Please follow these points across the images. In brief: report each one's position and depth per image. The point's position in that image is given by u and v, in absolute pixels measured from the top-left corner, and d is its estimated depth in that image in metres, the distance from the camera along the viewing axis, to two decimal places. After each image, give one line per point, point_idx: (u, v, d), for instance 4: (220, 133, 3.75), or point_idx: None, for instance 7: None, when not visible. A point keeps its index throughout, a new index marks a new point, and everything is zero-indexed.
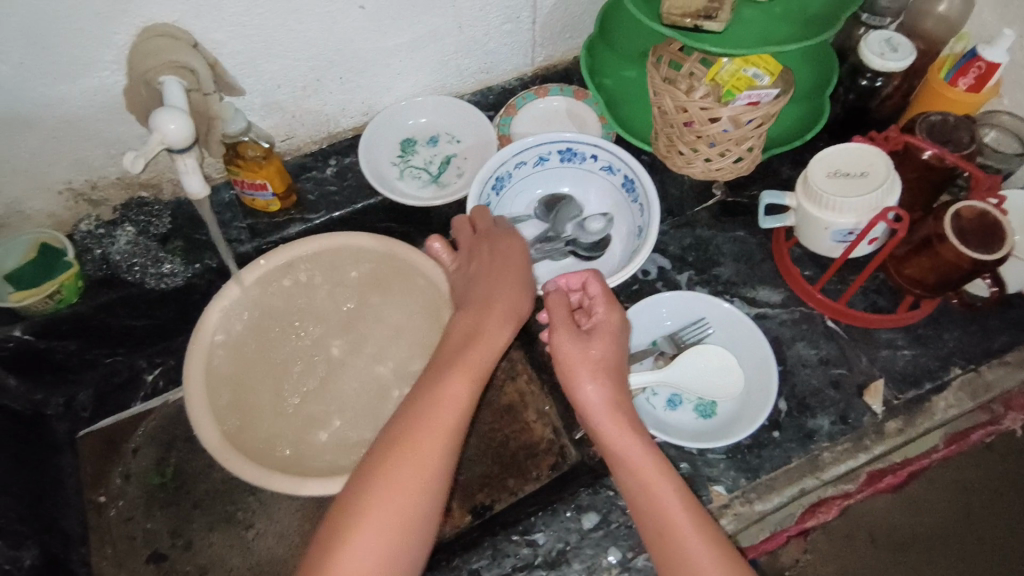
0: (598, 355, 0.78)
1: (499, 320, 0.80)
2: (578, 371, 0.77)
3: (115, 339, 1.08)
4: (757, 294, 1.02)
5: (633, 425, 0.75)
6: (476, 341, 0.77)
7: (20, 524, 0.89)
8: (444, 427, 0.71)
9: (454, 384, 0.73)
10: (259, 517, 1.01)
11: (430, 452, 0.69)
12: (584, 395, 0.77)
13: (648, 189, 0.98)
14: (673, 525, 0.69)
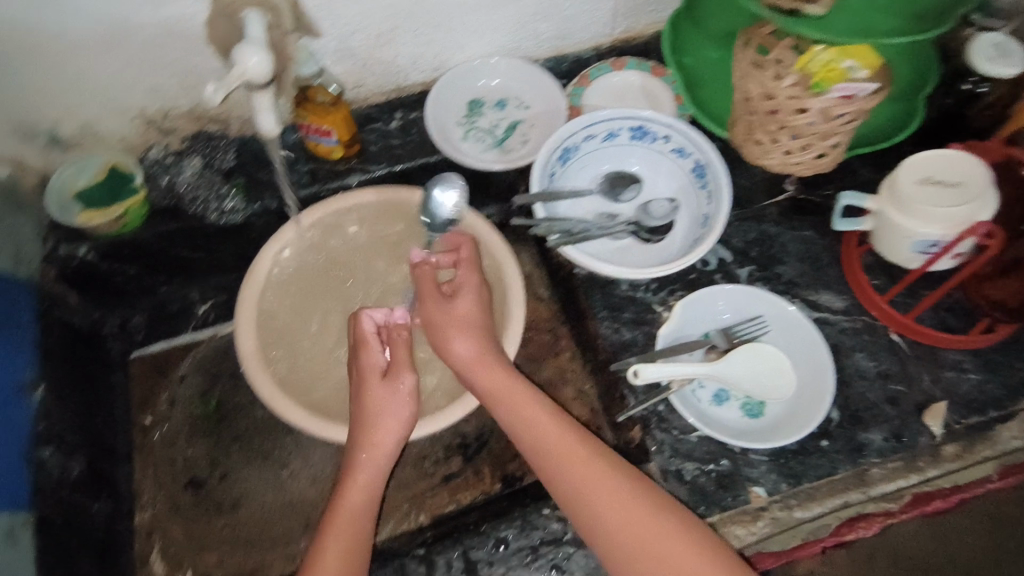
0: (470, 333, 0.86)
1: (400, 399, 0.83)
2: (444, 340, 0.87)
3: (175, 267, 1.10)
4: (819, 298, 0.98)
5: (544, 433, 0.80)
6: (384, 422, 0.82)
7: (72, 435, 0.93)
8: (363, 494, 0.81)
9: (366, 462, 0.82)
10: (295, 458, 1.03)
11: (362, 518, 0.79)
12: (457, 359, 0.86)
13: (720, 176, 0.95)
14: (611, 514, 0.75)
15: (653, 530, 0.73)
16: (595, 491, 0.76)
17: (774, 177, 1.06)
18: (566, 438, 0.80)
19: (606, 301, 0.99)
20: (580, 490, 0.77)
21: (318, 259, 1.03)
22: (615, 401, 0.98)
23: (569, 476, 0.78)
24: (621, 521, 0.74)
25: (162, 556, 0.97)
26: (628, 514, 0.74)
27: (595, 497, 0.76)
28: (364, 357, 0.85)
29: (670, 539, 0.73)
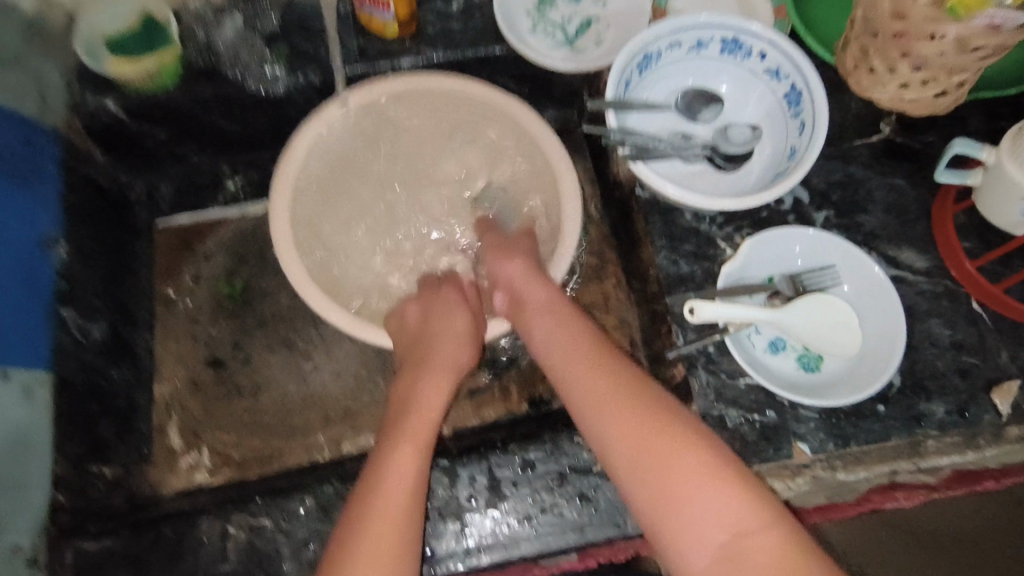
0: (521, 256, 0.86)
1: (467, 332, 0.85)
2: (501, 262, 0.87)
3: (207, 138, 1.01)
4: (900, 255, 0.89)
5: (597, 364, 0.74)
6: (456, 348, 0.83)
7: (97, 299, 0.91)
8: (432, 414, 0.76)
9: (431, 377, 0.79)
10: (319, 351, 0.99)
11: (427, 433, 0.74)
12: (505, 278, 0.85)
13: (819, 104, 0.81)
14: (643, 443, 0.66)
15: (689, 470, 0.63)
16: (631, 416, 0.68)
17: (871, 114, 0.94)
18: (609, 360, 0.74)
19: (665, 230, 0.90)
20: (609, 414, 0.69)
21: (359, 146, 0.94)
22: (660, 336, 0.92)
23: (602, 402, 0.70)
24: (657, 453, 0.65)
25: (179, 431, 0.96)
26: (662, 446, 0.65)
27: (625, 425, 0.67)
28: (443, 289, 0.89)
29: (715, 483, 0.62)
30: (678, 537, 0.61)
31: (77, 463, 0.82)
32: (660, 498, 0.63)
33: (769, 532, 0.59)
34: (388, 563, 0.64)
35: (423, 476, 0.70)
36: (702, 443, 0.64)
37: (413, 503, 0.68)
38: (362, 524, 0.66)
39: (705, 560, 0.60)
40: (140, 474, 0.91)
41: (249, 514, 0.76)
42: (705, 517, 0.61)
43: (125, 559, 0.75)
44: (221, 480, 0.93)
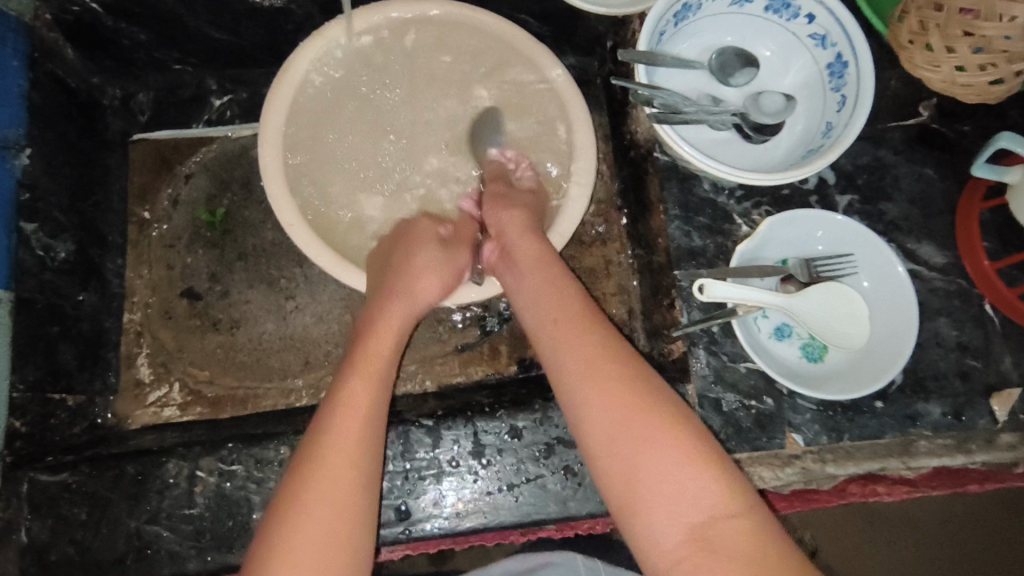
0: (516, 203, 0.79)
1: (440, 264, 0.77)
2: (496, 204, 0.80)
3: (193, 46, 0.91)
4: (918, 248, 0.85)
5: (581, 331, 0.67)
6: (420, 277, 0.75)
7: (62, 214, 0.83)
8: (386, 349, 0.70)
9: (393, 305, 0.73)
10: (302, 291, 0.94)
11: (380, 366, 0.68)
12: (497, 223, 0.78)
13: (864, 79, 0.76)
14: (623, 416, 0.60)
15: (666, 447, 0.58)
16: (612, 387, 0.62)
17: (911, 95, 0.89)
18: (593, 322, 0.68)
19: (681, 198, 0.85)
20: (589, 382, 0.63)
21: (360, 73, 0.86)
22: (661, 309, 0.88)
23: (586, 376, 0.63)
24: (633, 427, 0.59)
25: (149, 362, 0.91)
26: (641, 421, 0.60)
27: (604, 395, 0.62)
28: (418, 225, 0.81)
29: (690, 463, 0.57)
30: (646, 514, 0.56)
31: (38, 389, 0.77)
32: (632, 474, 0.58)
33: (740, 518, 0.55)
34: (336, 514, 0.59)
35: (381, 424, 0.65)
36: (682, 423, 0.60)
37: (364, 448, 0.62)
38: (313, 471, 0.60)
39: (671, 541, 0.55)
40: (104, 404, 0.87)
41: (219, 459, 0.73)
42: (676, 499, 0.56)
43: (84, 496, 0.71)
44: (191, 418, 0.89)
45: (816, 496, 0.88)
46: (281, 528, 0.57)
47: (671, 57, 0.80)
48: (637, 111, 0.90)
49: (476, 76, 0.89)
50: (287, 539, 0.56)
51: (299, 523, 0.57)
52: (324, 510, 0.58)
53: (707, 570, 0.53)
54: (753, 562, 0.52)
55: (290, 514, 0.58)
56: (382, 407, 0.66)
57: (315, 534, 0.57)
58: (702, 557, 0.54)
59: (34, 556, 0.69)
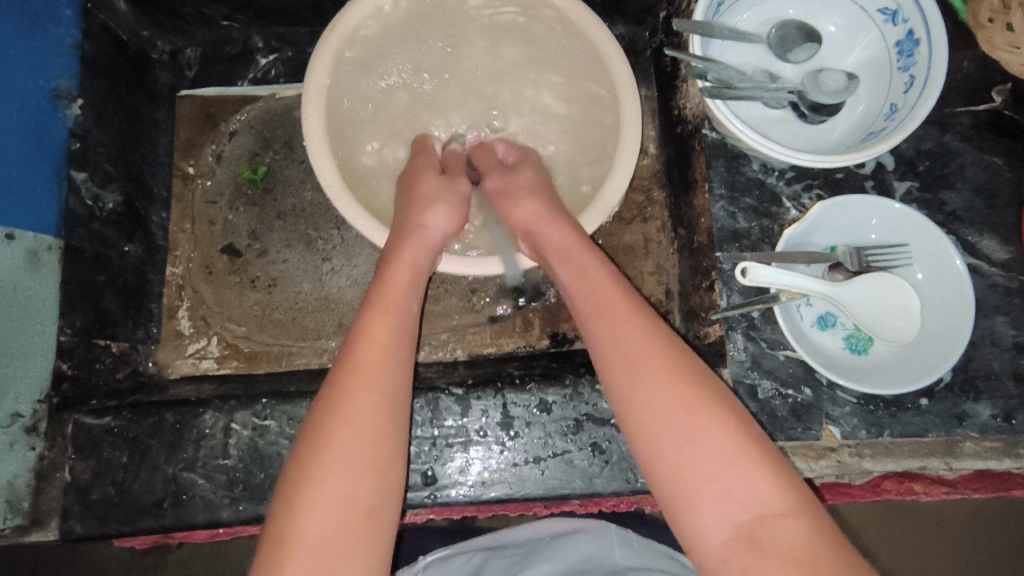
0: (535, 194, 0.76)
1: (449, 194, 0.77)
2: (508, 203, 0.77)
3: (241, 2, 0.91)
4: (979, 242, 0.81)
5: (625, 320, 0.65)
6: (428, 208, 0.75)
7: (110, 164, 0.84)
8: (404, 288, 0.68)
9: (405, 245, 0.71)
10: (338, 254, 0.95)
11: (397, 302, 0.67)
12: (522, 222, 0.75)
13: (936, 58, 0.71)
14: (672, 413, 0.58)
15: (717, 445, 0.56)
16: (661, 381, 0.60)
17: (983, 79, 0.83)
18: (639, 313, 0.65)
19: (728, 178, 0.82)
20: (637, 377, 0.61)
21: (406, 35, 0.85)
22: (699, 290, 0.86)
23: (630, 367, 0.62)
24: (682, 423, 0.57)
25: (189, 315, 0.93)
26: (690, 418, 0.57)
27: (655, 391, 0.60)
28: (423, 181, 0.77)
29: (743, 462, 0.55)
30: (696, 511, 0.54)
31: (84, 335, 0.79)
32: (682, 470, 0.56)
33: (796, 520, 0.52)
34: (364, 449, 0.57)
35: (400, 358, 0.63)
36: (738, 422, 0.57)
37: (385, 382, 0.61)
38: (336, 405, 0.59)
39: (722, 540, 0.53)
40: (146, 352, 0.89)
41: (254, 414, 0.74)
42: (729, 498, 0.54)
43: (124, 440, 0.73)
44: (227, 371, 0.91)
45: (848, 489, 0.86)
46: (306, 465, 0.56)
47: (728, 29, 0.76)
48: (688, 85, 0.86)
49: (524, 42, 0.87)
50: (312, 473, 0.55)
51: (324, 453, 0.56)
52: (349, 441, 0.57)
53: (759, 570, 0.51)
54: (810, 564, 0.50)
55: (315, 447, 0.57)
56: (402, 342, 0.64)
57: (337, 483, 0.55)
58: (754, 556, 0.51)
59: (77, 494, 0.72)
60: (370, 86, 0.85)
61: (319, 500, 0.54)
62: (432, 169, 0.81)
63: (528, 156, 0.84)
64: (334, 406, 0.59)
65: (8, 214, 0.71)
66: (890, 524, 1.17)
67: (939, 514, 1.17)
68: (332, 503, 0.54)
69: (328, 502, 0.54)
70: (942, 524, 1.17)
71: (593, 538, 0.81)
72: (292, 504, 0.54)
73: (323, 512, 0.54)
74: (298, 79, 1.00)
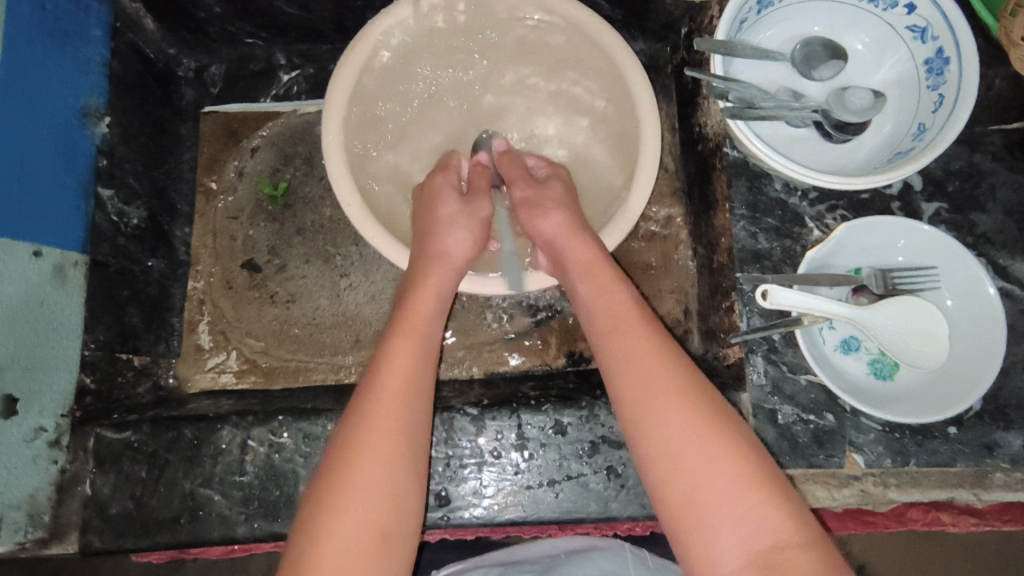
0: (565, 207, 0.76)
1: (465, 216, 0.76)
2: (534, 213, 0.76)
3: (265, 20, 0.92)
4: (1011, 265, 0.78)
5: (641, 341, 0.64)
6: (445, 231, 0.75)
7: (135, 181, 0.86)
8: (426, 310, 0.69)
9: (430, 269, 0.72)
10: (356, 269, 0.95)
11: (419, 323, 0.67)
12: (545, 234, 0.75)
13: (967, 77, 0.69)
14: (684, 439, 0.57)
15: (729, 472, 0.55)
16: (674, 404, 0.59)
17: (1015, 97, 0.81)
18: (651, 334, 0.65)
19: (749, 198, 0.81)
20: (650, 399, 0.60)
21: (425, 53, 0.85)
22: (719, 311, 0.85)
23: (644, 390, 0.61)
24: (695, 448, 0.57)
25: (209, 329, 0.94)
26: (703, 443, 0.57)
27: (667, 414, 0.59)
28: (442, 204, 0.77)
29: (755, 491, 0.54)
30: (708, 538, 0.54)
31: (107, 348, 0.81)
32: (693, 496, 0.55)
33: (809, 550, 0.52)
34: (386, 474, 0.58)
35: (421, 382, 0.64)
36: (751, 450, 0.57)
37: (407, 407, 0.61)
38: (357, 429, 0.59)
39: (734, 568, 0.52)
40: (166, 366, 0.90)
41: (270, 431, 0.75)
42: (742, 526, 0.53)
43: (144, 454, 0.74)
44: (245, 386, 0.92)
45: (872, 518, 0.85)
46: (329, 488, 0.56)
47: (751, 47, 0.75)
48: (710, 103, 0.85)
49: (544, 61, 0.87)
50: (336, 497, 0.55)
51: (342, 474, 0.57)
52: (372, 466, 0.57)
53: None
54: None
55: (337, 471, 0.57)
56: (423, 365, 0.65)
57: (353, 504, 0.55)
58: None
59: (97, 508, 0.73)
60: (389, 103, 0.86)
61: (342, 525, 0.54)
62: (451, 184, 0.80)
63: (557, 171, 0.82)
64: (351, 426, 0.59)
65: (34, 231, 0.72)
66: (916, 549, 1.14)
67: (965, 539, 1.14)
68: (354, 528, 0.55)
69: (347, 525, 0.54)
70: (972, 553, 1.14)
71: (608, 556, 0.80)
72: (312, 526, 0.55)
73: (345, 536, 0.54)
74: (319, 95, 1.00)
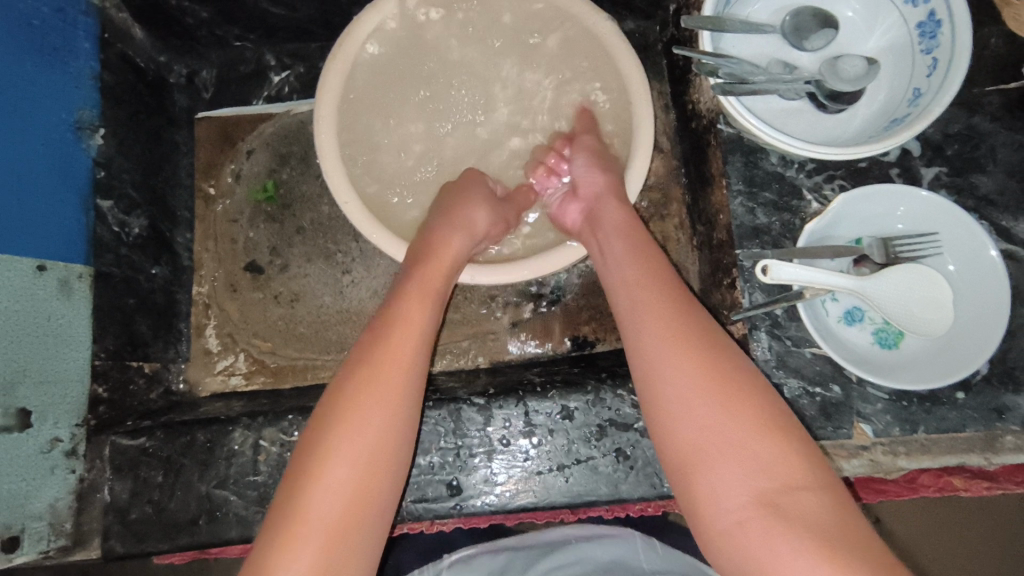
0: (602, 168, 0.77)
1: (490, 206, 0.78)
2: (591, 164, 0.78)
3: (252, 22, 0.92)
4: (1015, 226, 0.78)
5: (668, 293, 0.64)
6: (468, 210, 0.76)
7: (134, 191, 0.87)
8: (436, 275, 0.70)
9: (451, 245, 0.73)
10: (357, 266, 0.96)
11: (431, 293, 0.68)
12: (587, 193, 0.77)
13: (960, 39, 0.68)
14: (691, 384, 0.57)
15: (742, 418, 0.55)
16: (685, 352, 0.59)
17: (1013, 56, 0.79)
18: (676, 288, 0.64)
19: (745, 173, 0.80)
20: (669, 346, 0.60)
21: (414, 45, 0.85)
22: (720, 288, 0.85)
23: (666, 335, 0.60)
24: (709, 395, 0.56)
25: (217, 333, 0.95)
26: (718, 388, 0.56)
27: (680, 360, 0.59)
28: (474, 190, 0.79)
29: (767, 437, 0.54)
30: (713, 476, 0.54)
31: (117, 357, 0.82)
32: (704, 439, 0.55)
33: (818, 496, 0.52)
34: (376, 433, 0.59)
35: (422, 345, 0.65)
36: (762, 399, 0.56)
37: (406, 374, 0.62)
38: (349, 397, 0.59)
39: (738, 505, 0.52)
40: (177, 371, 0.92)
41: (281, 430, 0.76)
42: (748, 467, 0.53)
43: (159, 459, 0.75)
44: (256, 386, 0.93)
45: (883, 485, 0.84)
46: (314, 459, 0.57)
47: (740, 21, 0.75)
48: (701, 80, 0.85)
49: (535, 47, 0.87)
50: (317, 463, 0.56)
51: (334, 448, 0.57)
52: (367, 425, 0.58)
53: (771, 537, 0.50)
54: (827, 538, 0.49)
55: (325, 431, 0.58)
56: (421, 334, 0.65)
57: (341, 472, 0.56)
58: (768, 523, 0.51)
59: (117, 514, 0.75)
60: (380, 100, 0.86)
61: (330, 483, 0.56)
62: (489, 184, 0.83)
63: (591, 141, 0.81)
64: (343, 398, 0.59)
65: (36, 246, 0.72)
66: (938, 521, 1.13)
67: (1000, 508, 1.09)
68: (340, 491, 0.56)
69: (334, 492, 0.55)
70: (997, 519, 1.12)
71: (620, 543, 0.83)
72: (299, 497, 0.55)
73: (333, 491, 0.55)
74: (311, 94, 1.00)
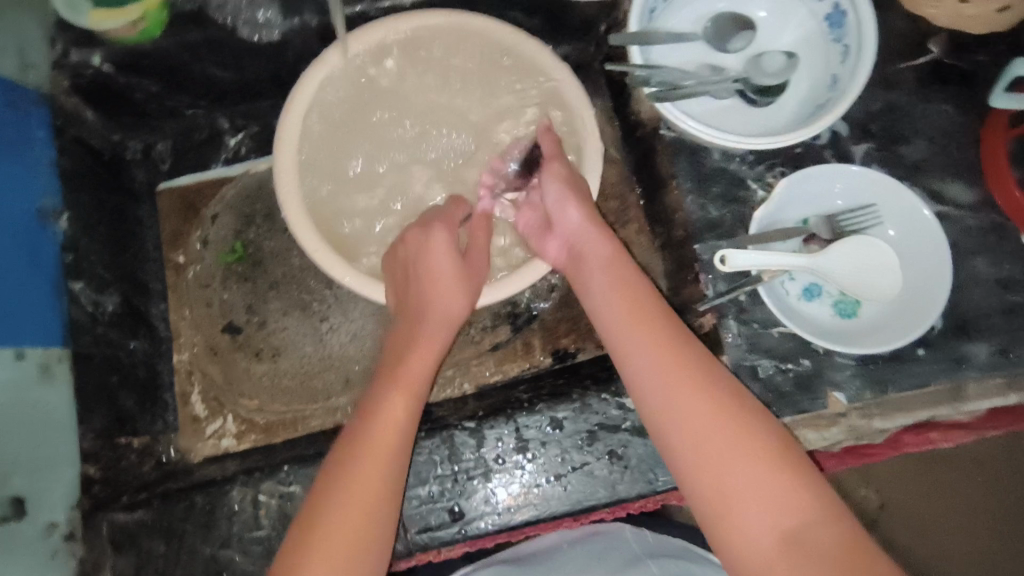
0: (578, 199, 0.78)
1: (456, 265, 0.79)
2: (564, 198, 0.78)
3: (202, 90, 0.94)
4: (945, 188, 0.83)
5: (657, 338, 0.67)
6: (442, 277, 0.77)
7: (104, 270, 0.88)
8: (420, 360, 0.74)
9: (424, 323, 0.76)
10: (334, 312, 0.98)
11: (412, 377, 0.72)
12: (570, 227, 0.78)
13: (864, 27, 0.75)
14: (702, 427, 0.61)
15: (747, 459, 0.58)
16: (683, 400, 0.63)
17: (918, 33, 0.86)
18: (662, 329, 0.68)
19: (692, 171, 0.85)
20: (665, 396, 0.63)
21: (362, 93, 0.88)
22: (686, 284, 0.88)
23: (661, 386, 0.64)
24: (715, 440, 0.60)
25: (202, 397, 0.96)
26: (719, 431, 0.60)
27: (682, 408, 0.62)
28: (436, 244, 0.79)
29: (779, 474, 0.57)
30: (735, 522, 0.57)
31: (105, 436, 0.81)
32: (719, 484, 0.58)
33: (830, 526, 0.55)
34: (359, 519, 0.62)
35: (408, 429, 0.68)
36: (762, 435, 0.60)
37: (389, 460, 0.66)
38: (339, 489, 0.63)
39: (764, 545, 0.56)
40: (167, 441, 0.92)
41: (279, 482, 0.76)
42: (766, 507, 0.56)
43: (160, 528, 0.75)
44: (248, 445, 0.93)
45: (870, 450, 0.87)
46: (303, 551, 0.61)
47: (665, 33, 0.80)
48: (637, 91, 0.90)
49: (478, 80, 0.91)
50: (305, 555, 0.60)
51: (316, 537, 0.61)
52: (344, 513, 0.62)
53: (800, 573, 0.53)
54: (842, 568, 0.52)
55: (316, 526, 0.62)
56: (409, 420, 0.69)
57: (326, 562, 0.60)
58: (792, 559, 0.54)
59: None
60: (336, 149, 0.89)
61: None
62: (454, 222, 0.83)
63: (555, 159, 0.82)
64: (335, 492, 0.63)
65: (13, 335, 0.73)
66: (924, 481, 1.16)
67: (982, 460, 1.13)
68: None
69: None
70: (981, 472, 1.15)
71: (608, 537, 0.85)
72: None
73: None
74: (267, 152, 1.03)
